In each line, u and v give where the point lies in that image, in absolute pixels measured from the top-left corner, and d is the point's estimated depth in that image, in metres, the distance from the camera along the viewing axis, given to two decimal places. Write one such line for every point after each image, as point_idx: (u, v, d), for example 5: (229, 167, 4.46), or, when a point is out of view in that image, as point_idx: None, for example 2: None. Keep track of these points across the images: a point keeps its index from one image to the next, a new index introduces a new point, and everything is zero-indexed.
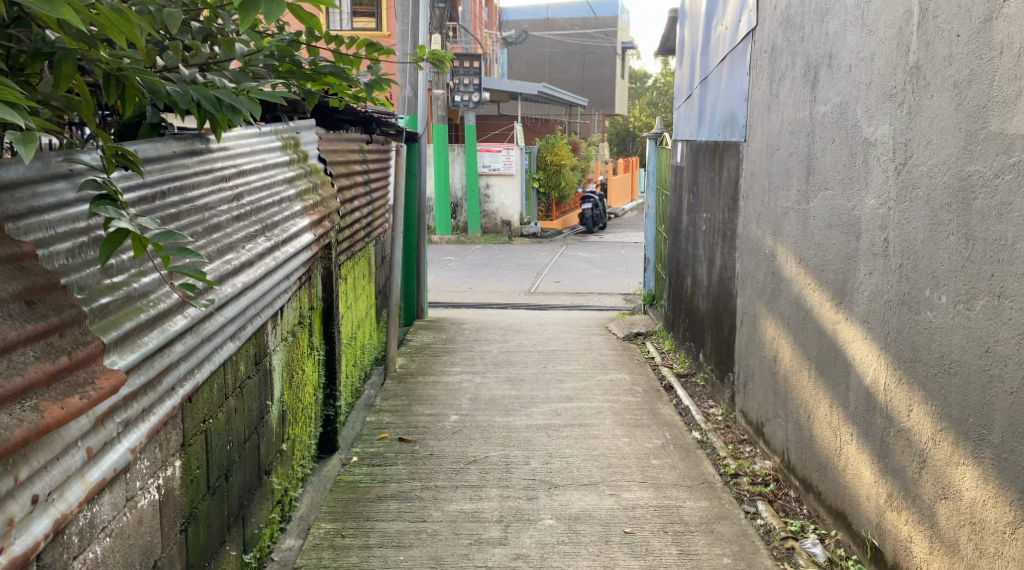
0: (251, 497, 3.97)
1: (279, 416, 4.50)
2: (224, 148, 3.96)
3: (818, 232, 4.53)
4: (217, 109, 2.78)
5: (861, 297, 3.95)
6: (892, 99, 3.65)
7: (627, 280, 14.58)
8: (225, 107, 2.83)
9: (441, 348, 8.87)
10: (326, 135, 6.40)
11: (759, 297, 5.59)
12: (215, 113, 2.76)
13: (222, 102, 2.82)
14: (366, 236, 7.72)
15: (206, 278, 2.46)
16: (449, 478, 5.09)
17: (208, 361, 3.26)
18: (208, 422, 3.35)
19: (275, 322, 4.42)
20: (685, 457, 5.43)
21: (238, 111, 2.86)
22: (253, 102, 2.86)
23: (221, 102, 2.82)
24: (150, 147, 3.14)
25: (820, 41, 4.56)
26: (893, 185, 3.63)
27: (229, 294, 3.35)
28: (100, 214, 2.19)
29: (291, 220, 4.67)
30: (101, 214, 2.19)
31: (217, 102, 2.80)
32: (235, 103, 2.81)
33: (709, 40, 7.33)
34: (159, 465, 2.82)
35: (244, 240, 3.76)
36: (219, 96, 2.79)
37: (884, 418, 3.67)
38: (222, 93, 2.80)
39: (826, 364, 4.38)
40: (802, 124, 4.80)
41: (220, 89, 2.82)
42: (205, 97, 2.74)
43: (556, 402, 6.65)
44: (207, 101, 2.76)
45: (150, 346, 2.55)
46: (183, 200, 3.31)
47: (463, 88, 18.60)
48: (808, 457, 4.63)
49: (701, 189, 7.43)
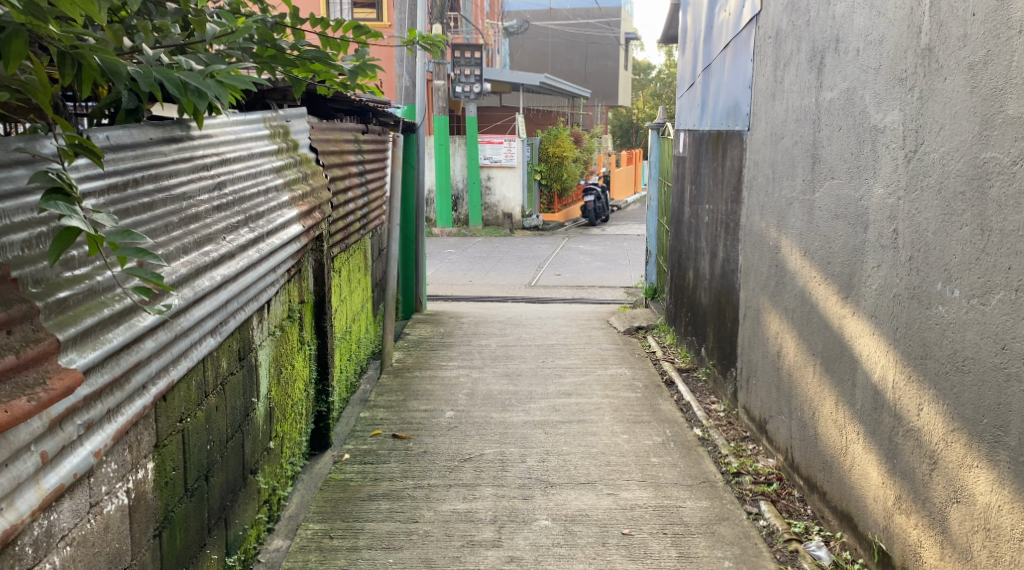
0: (235, 497, 3.83)
1: (266, 414, 4.36)
2: (205, 136, 3.82)
3: (824, 224, 4.38)
4: (182, 93, 2.63)
5: (868, 291, 3.79)
6: (902, 84, 3.50)
7: (629, 273, 14.41)
8: (191, 90, 2.69)
9: (438, 342, 8.72)
10: (319, 124, 6.25)
11: (762, 291, 5.44)
12: (181, 97, 2.62)
13: (188, 85, 2.68)
14: (361, 228, 7.58)
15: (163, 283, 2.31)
16: (443, 476, 4.95)
17: (184, 358, 3.12)
18: (186, 422, 3.21)
19: (262, 316, 4.28)
20: (686, 455, 5.29)
21: (204, 95, 2.72)
22: (221, 87, 2.72)
23: (186, 86, 2.68)
24: (124, 133, 2.99)
25: (826, 24, 4.40)
26: (904, 174, 3.48)
27: (206, 288, 3.21)
28: (50, 209, 2.04)
29: (278, 211, 4.53)
30: (52, 209, 2.04)
31: (182, 85, 2.66)
32: (201, 86, 2.67)
33: (711, 27, 7.18)
34: (128, 468, 2.67)
35: (224, 232, 3.62)
36: (185, 79, 2.66)
37: (892, 417, 3.52)
38: (188, 76, 2.66)
39: (831, 360, 4.23)
40: (808, 112, 4.65)
41: (187, 72, 2.68)
42: (170, 80, 2.60)
43: (554, 398, 6.49)
44: (172, 84, 2.61)
45: (115, 344, 2.42)
46: (159, 188, 3.16)
47: (463, 79, 18.26)
48: (811, 456, 4.48)
49: (704, 180, 7.27)
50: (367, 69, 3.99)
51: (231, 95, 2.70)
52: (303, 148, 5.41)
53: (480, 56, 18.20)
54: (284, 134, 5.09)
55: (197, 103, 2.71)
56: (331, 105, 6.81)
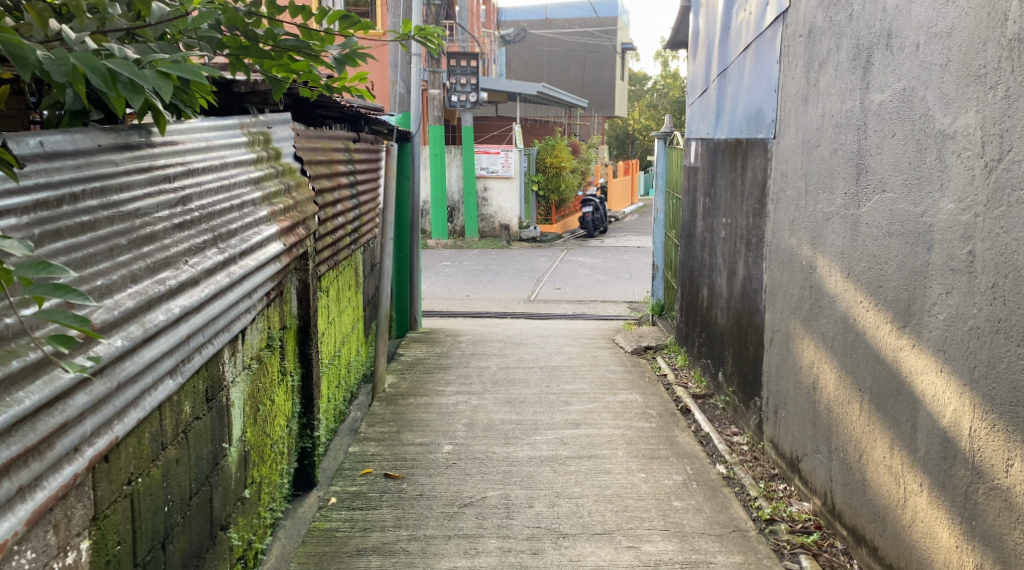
0: (201, 562, 3.30)
1: (240, 460, 3.84)
2: (168, 143, 3.30)
3: (873, 242, 3.88)
4: (111, 85, 2.18)
5: (934, 321, 3.29)
6: (979, 81, 3.01)
7: (631, 287, 13.89)
8: (122, 84, 2.24)
9: (434, 363, 8.20)
10: (306, 131, 5.74)
11: (794, 315, 4.94)
12: (109, 90, 2.17)
13: (119, 77, 2.23)
14: (352, 243, 7.06)
15: (88, 327, 1.96)
16: (441, 526, 4.42)
17: (134, 408, 2.60)
18: (137, 483, 2.69)
19: (235, 349, 3.76)
20: (711, 498, 4.79)
21: (138, 90, 2.27)
22: (162, 79, 2.27)
23: (118, 78, 2.25)
24: (64, 137, 2.48)
25: (873, 17, 3.90)
26: (983, 187, 2.98)
27: (162, 323, 2.69)
28: None
29: (256, 228, 4.00)
30: None
31: (110, 76, 2.21)
32: (138, 78, 2.22)
33: (727, 28, 6.69)
34: (53, 554, 2.16)
35: (189, 254, 3.11)
36: (115, 68, 2.21)
37: (969, 471, 3.02)
38: (119, 66, 2.22)
39: (884, 398, 3.72)
40: (850, 116, 4.14)
41: (118, 60, 2.24)
42: (94, 68, 2.17)
43: (561, 429, 5.97)
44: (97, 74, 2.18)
45: (29, 405, 1.92)
46: (105, 204, 2.64)
47: (459, 88, 17.83)
48: (857, 504, 3.97)
49: (720, 192, 6.77)
50: (356, 55, 3.52)
51: (172, 87, 2.24)
52: (285, 157, 4.90)
53: (476, 64, 17.72)
54: (263, 141, 4.60)
55: (130, 96, 2.26)
56: (319, 111, 6.31)
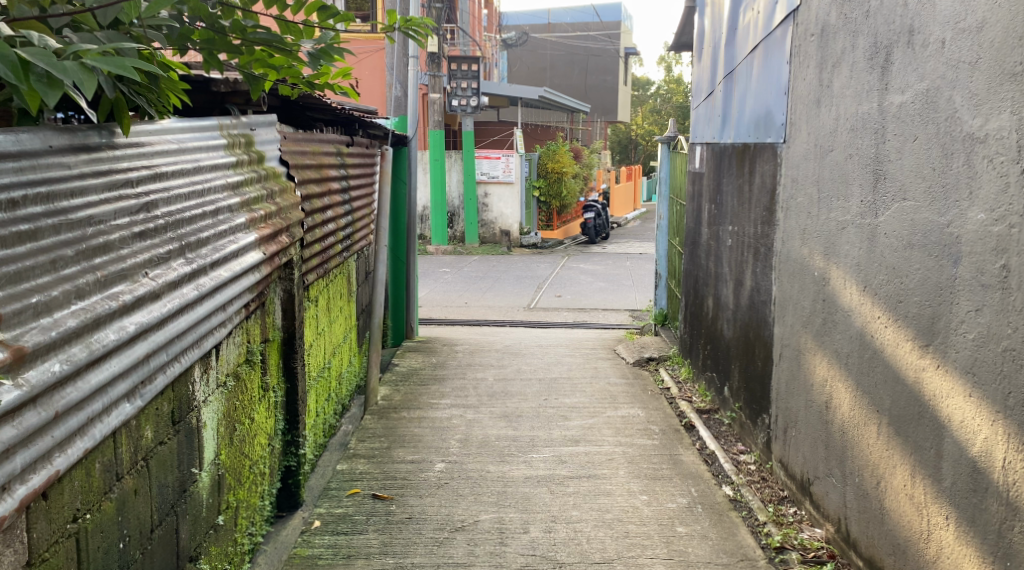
0: None
1: (212, 484, 3.58)
2: (132, 144, 3.05)
3: (891, 254, 3.62)
4: (21, 76, 2.12)
5: (962, 341, 3.03)
6: (1012, 81, 2.76)
7: (633, 295, 13.64)
8: (36, 75, 2.18)
9: (429, 375, 7.93)
10: (294, 134, 5.48)
11: (806, 330, 4.68)
12: (17, 80, 2.11)
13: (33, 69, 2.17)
14: (344, 250, 6.80)
15: None
16: (430, 553, 4.18)
17: (80, 438, 2.35)
18: (84, 519, 2.44)
19: (208, 366, 3.50)
20: (717, 523, 4.54)
21: (54, 84, 2.20)
22: (83, 71, 2.21)
23: (32, 68, 2.18)
24: (7, 137, 2.22)
25: (892, 12, 3.65)
26: (1018, 196, 2.73)
27: (112, 343, 2.44)
28: None
29: (232, 237, 3.73)
30: None
31: (23, 66, 2.15)
32: (52, 69, 2.16)
33: (734, 28, 6.43)
34: None
35: (150, 265, 2.84)
36: (29, 58, 2.15)
37: (1001, 507, 2.77)
38: (33, 55, 2.16)
39: (904, 422, 3.47)
40: (867, 120, 3.88)
41: (34, 50, 2.17)
42: (3, 56, 2.11)
43: (559, 447, 5.71)
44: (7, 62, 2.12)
45: None
46: (52, 211, 2.39)
47: (460, 92, 17.60)
48: (874, 534, 3.71)
49: (726, 199, 6.51)
50: (331, 51, 3.33)
51: (90, 81, 2.18)
52: (270, 160, 4.65)
53: (476, 68, 17.47)
54: (244, 144, 4.35)
55: (45, 89, 2.20)
56: (309, 113, 6.06)
